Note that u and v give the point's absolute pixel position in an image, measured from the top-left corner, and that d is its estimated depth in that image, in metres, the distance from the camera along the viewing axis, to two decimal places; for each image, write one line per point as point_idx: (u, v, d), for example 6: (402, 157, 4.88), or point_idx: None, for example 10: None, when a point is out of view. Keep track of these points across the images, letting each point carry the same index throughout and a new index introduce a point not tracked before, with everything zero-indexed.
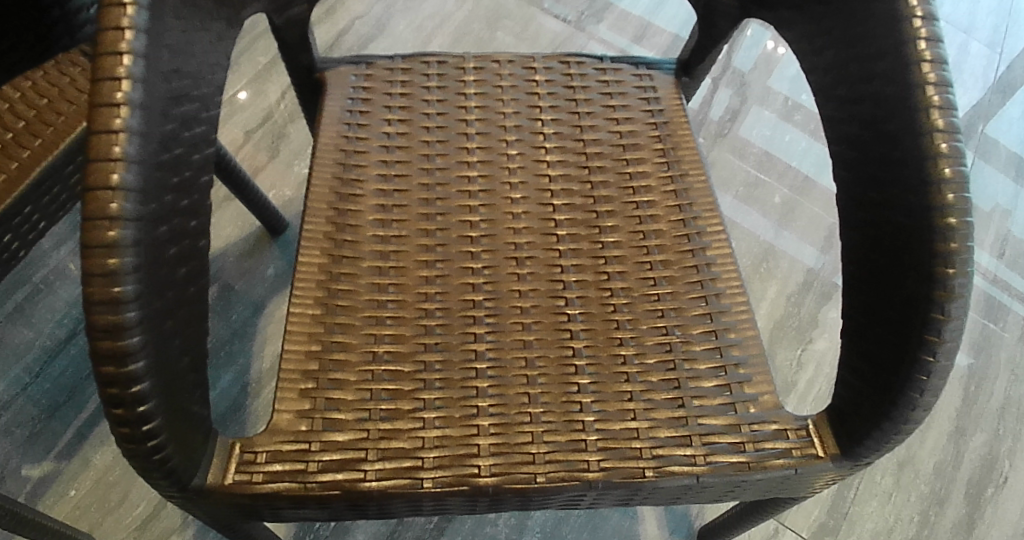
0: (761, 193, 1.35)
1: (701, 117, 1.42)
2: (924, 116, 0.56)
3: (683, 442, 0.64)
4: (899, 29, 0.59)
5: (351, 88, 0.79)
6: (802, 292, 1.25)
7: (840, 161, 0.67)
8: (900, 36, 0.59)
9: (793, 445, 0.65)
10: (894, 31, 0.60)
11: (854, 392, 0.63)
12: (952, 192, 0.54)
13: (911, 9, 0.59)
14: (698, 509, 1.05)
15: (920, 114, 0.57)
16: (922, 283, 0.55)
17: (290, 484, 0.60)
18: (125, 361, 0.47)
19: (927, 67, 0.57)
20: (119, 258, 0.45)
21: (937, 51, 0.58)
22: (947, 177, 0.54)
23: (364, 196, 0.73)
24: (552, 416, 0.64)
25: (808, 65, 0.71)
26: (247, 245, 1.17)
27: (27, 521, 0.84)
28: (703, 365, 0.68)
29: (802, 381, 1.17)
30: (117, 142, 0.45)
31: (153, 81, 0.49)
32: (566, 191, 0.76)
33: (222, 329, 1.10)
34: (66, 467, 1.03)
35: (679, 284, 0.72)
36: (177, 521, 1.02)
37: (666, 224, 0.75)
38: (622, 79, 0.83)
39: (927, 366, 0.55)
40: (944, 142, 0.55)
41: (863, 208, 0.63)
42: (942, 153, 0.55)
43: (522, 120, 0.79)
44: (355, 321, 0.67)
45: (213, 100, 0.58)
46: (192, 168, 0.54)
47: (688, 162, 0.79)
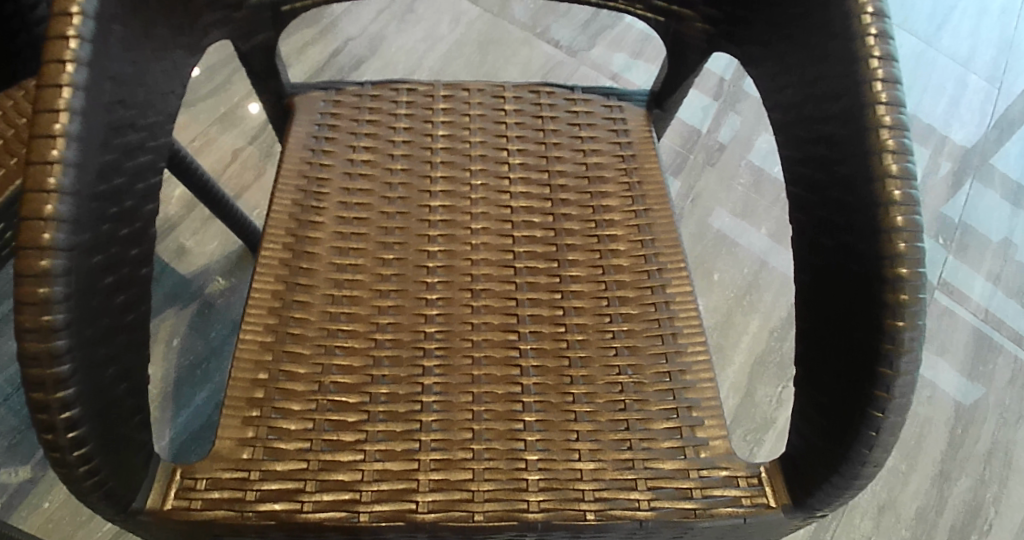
0: (748, 225, 1.33)
1: (689, 146, 1.41)
2: (877, 161, 0.55)
3: (628, 485, 0.63)
4: (855, 70, 0.57)
5: (318, 113, 0.80)
6: (786, 327, 1.24)
7: (797, 203, 0.66)
8: (857, 76, 0.57)
9: (742, 493, 0.64)
10: (850, 71, 0.58)
11: (806, 442, 0.62)
12: (904, 240, 0.53)
13: (868, 49, 0.57)
14: None
15: (874, 159, 0.55)
16: (873, 335, 0.54)
17: (226, 513, 0.59)
18: (55, 388, 0.46)
19: (884, 110, 0.56)
20: (49, 288, 0.45)
21: (894, 93, 0.56)
22: (900, 225, 0.53)
23: (323, 223, 0.73)
24: (494, 453, 0.63)
25: (771, 103, 0.70)
26: (229, 263, 1.17)
27: None
28: (654, 406, 0.67)
29: (781, 418, 1.16)
30: (53, 173, 0.46)
31: (94, 112, 0.49)
32: (527, 223, 0.76)
33: (199, 345, 1.10)
34: (42, 478, 1.02)
35: (636, 322, 0.71)
36: None
37: (627, 260, 0.74)
38: (593, 110, 0.83)
39: (876, 422, 0.54)
40: (897, 189, 0.54)
41: (819, 253, 0.62)
42: (895, 201, 0.54)
43: (488, 149, 0.80)
44: (305, 349, 0.67)
45: (162, 128, 0.60)
46: (134, 197, 0.56)
47: (653, 198, 0.78)
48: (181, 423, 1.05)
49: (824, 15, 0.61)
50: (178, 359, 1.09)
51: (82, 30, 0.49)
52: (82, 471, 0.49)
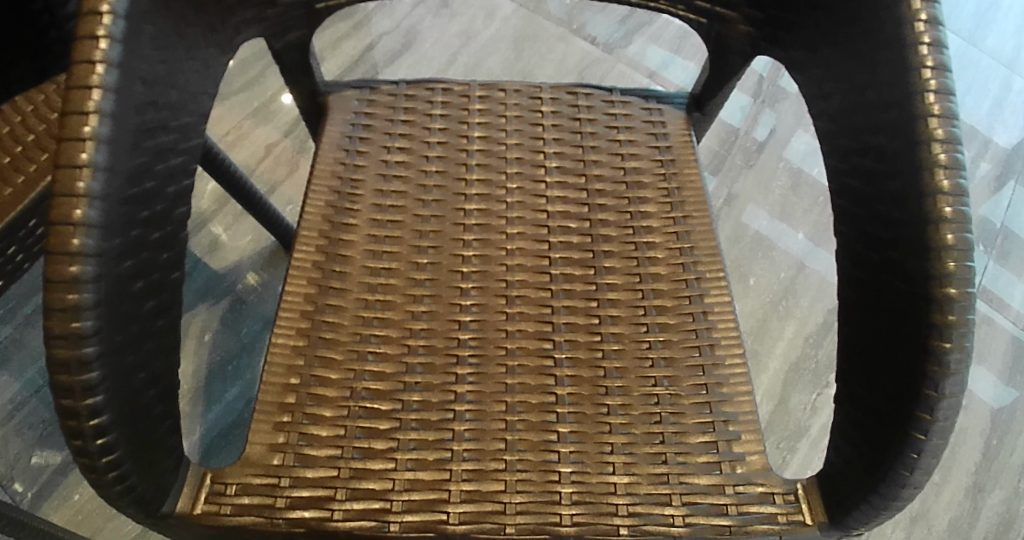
0: (785, 228, 1.30)
1: (726, 147, 1.38)
2: (928, 176, 0.52)
3: (663, 500, 0.62)
4: (908, 79, 0.55)
5: (353, 113, 0.79)
6: (821, 333, 1.21)
7: (843, 215, 0.64)
8: (909, 87, 0.55)
9: (779, 510, 0.62)
10: (902, 81, 0.55)
11: (844, 459, 0.60)
12: (954, 260, 0.51)
13: (921, 58, 0.55)
14: None
15: (925, 173, 0.53)
16: (917, 356, 0.52)
17: (257, 519, 0.59)
18: (84, 395, 0.46)
19: (936, 122, 0.53)
20: (79, 294, 0.45)
21: (947, 105, 0.53)
22: (950, 243, 0.51)
23: (357, 226, 0.73)
24: (527, 465, 0.62)
25: (817, 110, 0.68)
26: (261, 258, 1.17)
27: (22, 525, 0.80)
28: (691, 419, 0.66)
29: (815, 426, 1.13)
30: (81, 178, 0.45)
31: (123, 114, 0.49)
32: (563, 228, 0.74)
33: (231, 341, 1.11)
34: (71, 473, 1.02)
35: (673, 332, 0.69)
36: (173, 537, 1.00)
37: (665, 268, 0.73)
38: (631, 112, 0.82)
39: (918, 444, 0.52)
40: (948, 206, 0.51)
41: (864, 269, 0.60)
42: (946, 218, 0.51)
43: (524, 152, 0.78)
44: (337, 355, 0.66)
45: (193, 129, 0.60)
46: (165, 201, 0.55)
47: (693, 204, 0.77)
48: (212, 418, 1.05)
49: (875, 21, 0.58)
50: (209, 355, 1.09)
51: (112, 30, 0.48)
52: (110, 476, 0.49)
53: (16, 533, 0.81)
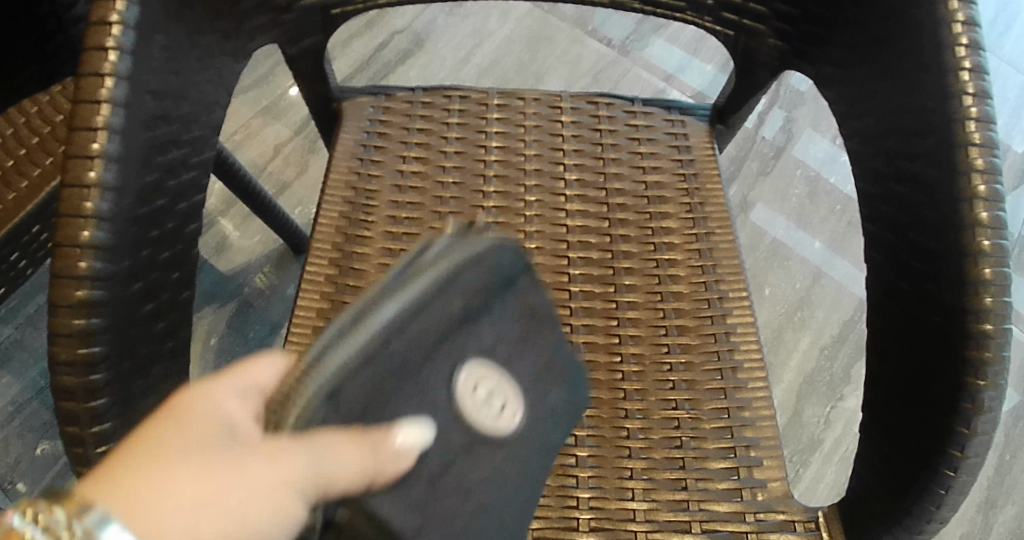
0: (801, 237, 1.27)
1: (743, 154, 1.35)
2: (967, 207, 0.51)
3: (681, 527, 0.60)
4: (946, 106, 0.53)
5: (368, 120, 0.77)
6: (836, 345, 1.18)
7: (874, 241, 0.62)
8: (947, 114, 0.53)
9: (799, 538, 0.61)
10: (942, 107, 0.53)
11: (866, 490, 0.58)
12: (991, 295, 0.49)
13: (961, 84, 0.53)
14: None
15: (962, 205, 0.51)
16: (949, 390, 0.50)
17: None
18: (90, 422, 0.45)
19: (975, 151, 0.52)
20: (86, 319, 0.44)
21: (988, 134, 0.52)
22: (987, 279, 0.49)
23: (372, 238, 0.71)
24: (544, 489, 0.61)
25: (848, 129, 0.66)
26: (269, 261, 1.15)
27: None
28: (711, 444, 0.64)
29: (829, 440, 1.11)
30: (89, 198, 0.45)
31: (133, 130, 0.47)
32: (582, 242, 0.73)
33: (238, 346, 1.09)
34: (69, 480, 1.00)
35: (694, 353, 0.68)
36: None
37: (686, 286, 0.71)
38: (653, 124, 0.80)
39: (947, 481, 0.50)
40: (987, 239, 0.50)
41: (895, 298, 0.58)
42: (984, 253, 0.50)
43: (543, 163, 0.76)
44: None
45: (206, 141, 0.58)
46: (176, 218, 0.54)
47: (716, 220, 0.75)
48: None
49: (914, 43, 0.56)
50: (215, 359, 1.08)
51: (122, 42, 0.47)
52: None
53: None
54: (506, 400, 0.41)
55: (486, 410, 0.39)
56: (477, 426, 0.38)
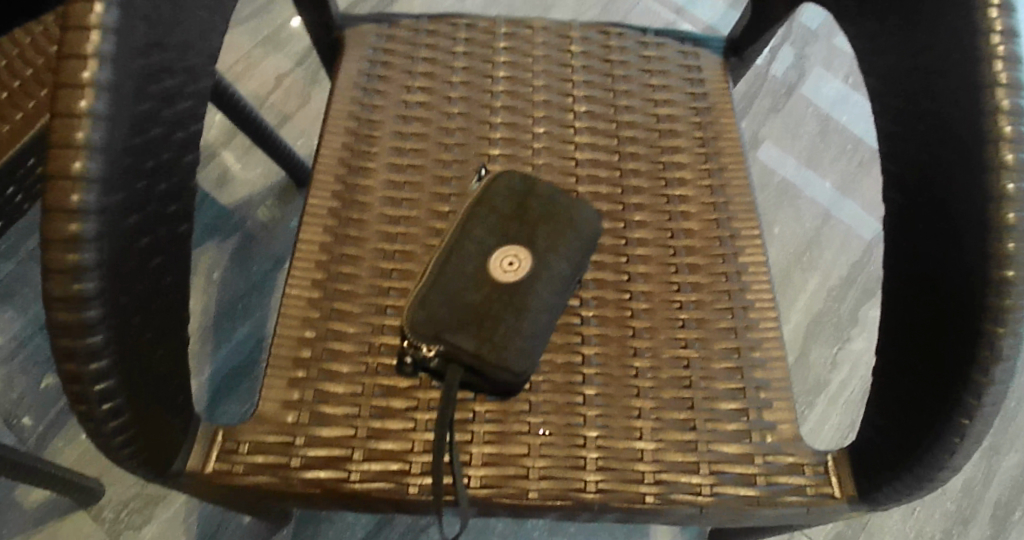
0: (811, 176, 1.23)
1: (754, 90, 1.29)
2: (991, 150, 0.49)
3: (690, 468, 0.60)
4: (972, 44, 0.50)
5: (370, 49, 0.74)
6: (844, 286, 1.14)
7: (893, 181, 0.60)
8: (974, 53, 0.50)
9: (807, 482, 0.60)
10: (966, 46, 0.51)
11: (878, 435, 0.57)
12: (1013, 241, 0.47)
13: (988, 22, 0.50)
14: None
15: (988, 147, 0.49)
16: (967, 338, 0.49)
17: (271, 479, 0.57)
18: (87, 360, 0.45)
19: (1002, 92, 0.49)
20: (78, 254, 0.43)
21: (1016, 75, 0.49)
22: (1010, 224, 0.47)
23: (375, 170, 0.69)
24: (552, 427, 0.60)
25: (868, 66, 0.63)
26: (270, 195, 1.13)
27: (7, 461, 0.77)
28: (721, 385, 0.63)
29: (834, 381, 1.08)
30: (80, 128, 0.42)
31: (126, 58, 0.45)
32: (592, 176, 0.70)
33: (241, 280, 1.07)
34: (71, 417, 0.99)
35: (705, 292, 0.66)
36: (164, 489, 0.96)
37: (698, 223, 0.69)
38: (665, 56, 0.76)
39: (961, 429, 0.49)
40: (1011, 182, 0.48)
41: (912, 241, 0.56)
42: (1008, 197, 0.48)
43: (552, 94, 0.74)
44: (354, 308, 0.63)
45: (202, 70, 0.55)
46: (172, 148, 0.52)
47: (729, 156, 0.72)
48: (220, 358, 1.02)
49: None
50: (219, 293, 1.06)
51: None
52: (117, 440, 0.48)
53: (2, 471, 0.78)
54: (519, 256, 0.61)
55: (507, 269, 0.60)
56: (500, 278, 0.60)
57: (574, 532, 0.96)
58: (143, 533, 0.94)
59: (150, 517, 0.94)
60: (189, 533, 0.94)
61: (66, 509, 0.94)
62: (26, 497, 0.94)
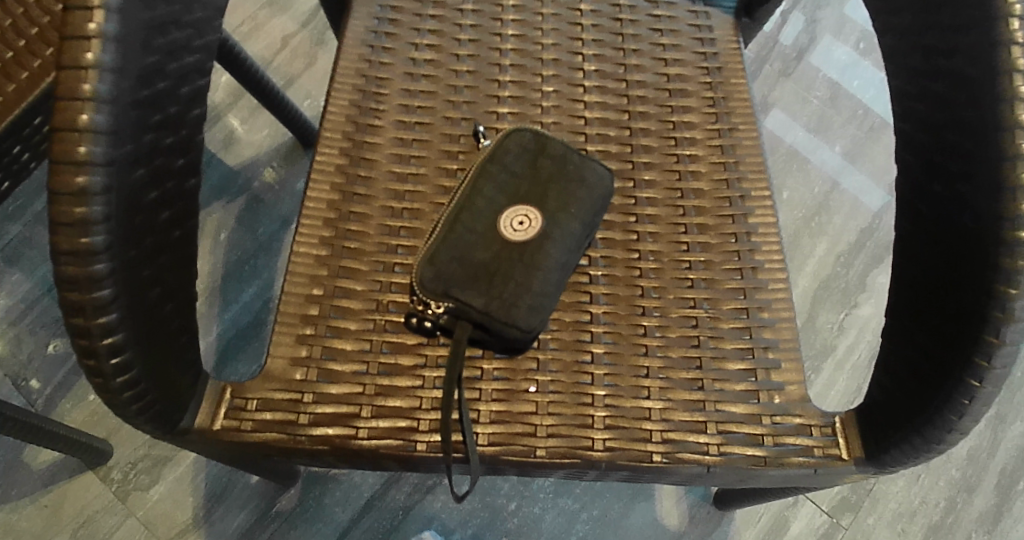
0: (821, 141, 1.21)
1: (765, 53, 1.27)
2: (1007, 109, 0.48)
3: (697, 428, 0.60)
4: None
5: (377, 6, 0.73)
6: (853, 252, 1.14)
7: (906, 141, 0.59)
8: (990, 9, 0.49)
9: (815, 443, 0.60)
10: (983, 2, 0.50)
11: (886, 396, 0.57)
12: None
13: None
14: (731, 513, 0.97)
15: (1003, 106, 0.48)
16: (979, 299, 0.49)
17: (280, 435, 0.57)
18: (95, 314, 0.45)
19: (1020, 50, 0.48)
20: (87, 207, 0.43)
21: None
22: None
23: (382, 127, 0.68)
24: (559, 386, 0.60)
25: (882, 25, 0.62)
26: (276, 157, 1.12)
27: (14, 421, 0.78)
28: (729, 344, 0.63)
29: (841, 347, 1.08)
30: (87, 80, 0.42)
31: (132, 9, 0.44)
32: (601, 136, 0.70)
33: (248, 241, 1.07)
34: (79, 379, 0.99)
35: (714, 253, 0.66)
36: (172, 450, 0.96)
37: (707, 183, 0.68)
38: (676, 14, 0.75)
39: (971, 390, 0.49)
40: None
41: (924, 202, 0.56)
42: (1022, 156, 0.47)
43: (562, 53, 0.72)
44: (362, 266, 0.63)
45: (209, 24, 0.55)
46: (179, 102, 0.51)
47: (740, 115, 0.71)
48: (228, 319, 1.03)
49: None
50: (226, 255, 1.06)
51: None
52: (127, 395, 0.48)
53: (10, 431, 0.78)
54: (530, 215, 0.60)
55: (518, 228, 0.60)
56: (510, 237, 0.59)
57: (579, 494, 0.97)
58: (152, 493, 0.95)
59: (158, 477, 0.95)
60: (197, 493, 0.95)
61: (75, 470, 0.95)
62: (36, 457, 0.95)
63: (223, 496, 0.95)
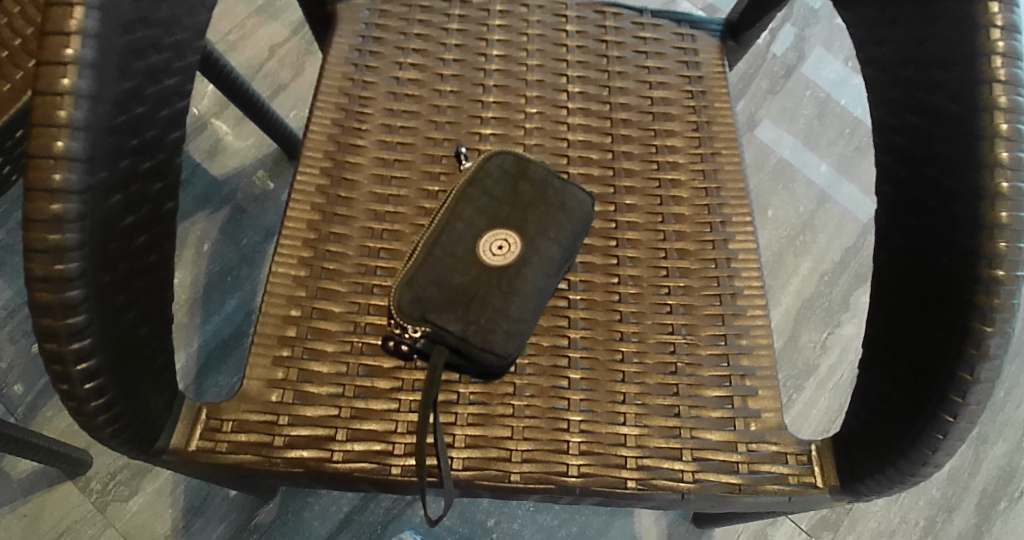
0: (807, 158, 1.21)
1: (752, 70, 1.27)
2: (986, 147, 0.48)
3: (673, 454, 0.60)
4: (972, 38, 0.50)
5: (363, 24, 0.73)
6: (837, 270, 1.14)
7: (886, 173, 0.59)
8: (972, 47, 0.50)
9: (790, 471, 0.60)
10: (966, 40, 0.50)
11: (861, 427, 0.57)
12: (1005, 240, 0.47)
13: (990, 17, 0.49)
14: (709, 532, 0.98)
15: (983, 145, 0.48)
16: (954, 335, 0.49)
17: (254, 457, 0.57)
18: (69, 339, 0.44)
19: (1000, 89, 0.48)
20: (62, 234, 0.43)
21: (1014, 72, 0.49)
22: (1002, 223, 0.47)
23: (365, 147, 0.68)
24: (535, 411, 0.60)
25: (865, 56, 0.62)
26: (263, 165, 1.12)
27: None
28: (706, 371, 0.63)
29: (824, 366, 1.08)
30: (63, 106, 0.42)
31: (110, 35, 0.44)
32: (584, 158, 0.70)
33: (231, 251, 1.07)
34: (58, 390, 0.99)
35: (693, 278, 0.66)
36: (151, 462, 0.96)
37: (688, 208, 0.69)
38: (662, 37, 0.75)
39: (945, 426, 0.49)
40: (1005, 181, 0.47)
41: (903, 235, 0.56)
42: (1000, 194, 0.47)
43: (546, 74, 0.73)
44: (341, 287, 0.63)
45: (190, 45, 0.55)
46: (158, 126, 0.51)
47: (722, 140, 0.72)
48: (210, 330, 1.02)
49: None
50: (209, 265, 1.06)
51: None
52: (100, 419, 0.48)
53: None
54: (510, 239, 0.60)
55: (497, 252, 0.60)
56: (490, 262, 0.60)
57: (558, 510, 0.97)
58: (131, 504, 0.94)
59: (137, 489, 0.95)
60: (175, 505, 0.95)
61: (54, 479, 0.95)
62: (16, 466, 0.95)
63: (202, 508, 0.95)
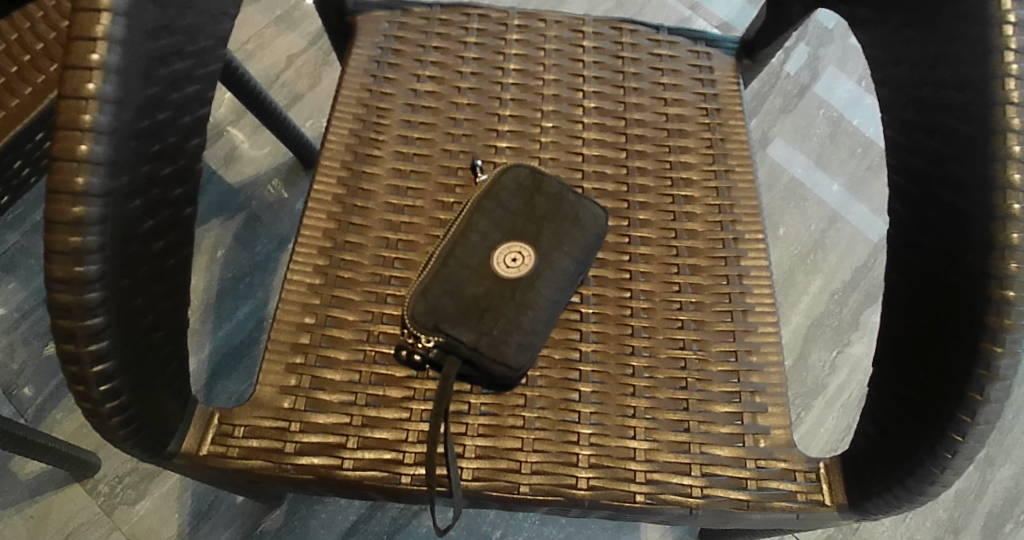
0: (819, 177, 1.22)
1: (766, 89, 1.28)
2: (999, 168, 0.48)
3: (681, 469, 0.60)
4: (987, 60, 0.50)
5: (382, 36, 0.74)
6: (847, 290, 1.14)
7: (899, 193, 0.59)
8: (987, 68, 0.50)
9: (799, 488, 0.60)
10: (981, 62, 0.50)
11: (871, 445, 0.57)
12: (1017, 261, 0.47)
13: (1004, 39, 0.49)
14: None
15: (995, 165, 0.48)
16: (965, 355, 0.49)
17: (265, 463, 0.58)
18: (86, 341, 0.45)
19: (1013, 111, 0.48)
20: (82, 237, 0.43)
21: None
22: (1014, 244, 0.47)
23: (381, 158, 0.69)
24: (546, 423, 0.60)
25: (880, 77, 0.62)
26: (278, 173, 1.13)
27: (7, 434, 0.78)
28: (716, 388, 0.63)
29: (832, 385, 1.08)
30: (88, 111, 0.42)
31: (135, 42, 0.45)
32: (598, 173, 0.70)
33: (245, 258, 1.08)
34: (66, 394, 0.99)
35: (705, 294, 0.66)
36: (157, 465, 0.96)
37: (701, 224, 0.69)
38: (677, 54, 0.76)
39: (953, 445, 0.49)
40: (1017, 202, 0.47)
41: (915, 255, 0.56)
42: (1012, 214, 0.47)
43: (562, 88, 0.73)
44: (354, 296, 0.64)
45: (212, 53, 0.55)
46: (179, 132, 0.52)
47: (736, 157, 0.72)
48: (221, 336, 1.03)
49: None
50: (222, 272, 1.06)
51: None
52: (114, 421, 0.48)
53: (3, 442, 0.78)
54: (523, 252, 0.61)
55: (510, 265, 0.60)
56: (502, 274, 0.60)
57: (564, 524, 0.97)
58: (137, 508, 0.95)
59: (144, 493, 0.95)
60: (182, 510, 0.95)
61: (60, 481, 0.95)
62: (23, 467, 0.95)
63: (208, 514, 0.95)
